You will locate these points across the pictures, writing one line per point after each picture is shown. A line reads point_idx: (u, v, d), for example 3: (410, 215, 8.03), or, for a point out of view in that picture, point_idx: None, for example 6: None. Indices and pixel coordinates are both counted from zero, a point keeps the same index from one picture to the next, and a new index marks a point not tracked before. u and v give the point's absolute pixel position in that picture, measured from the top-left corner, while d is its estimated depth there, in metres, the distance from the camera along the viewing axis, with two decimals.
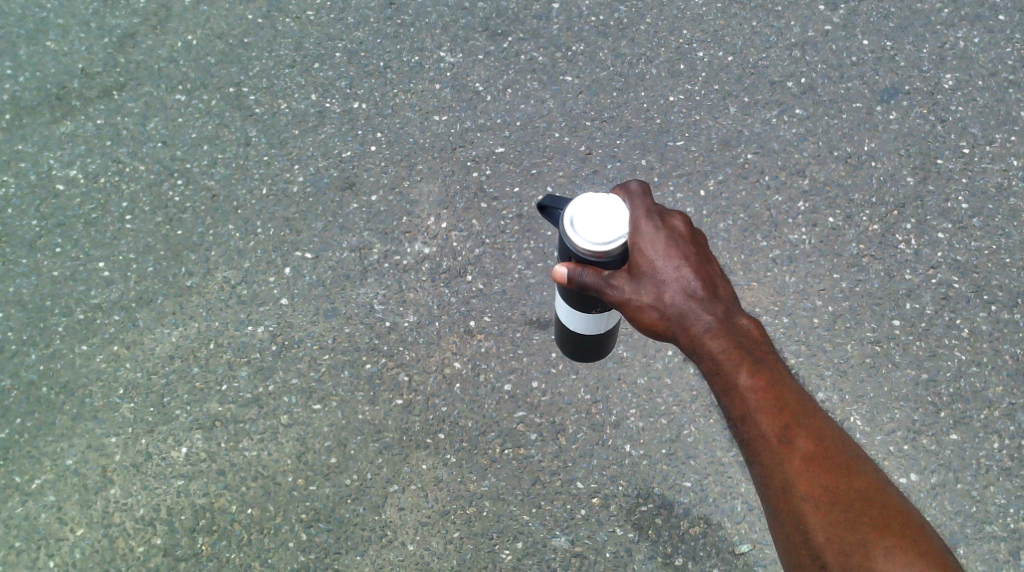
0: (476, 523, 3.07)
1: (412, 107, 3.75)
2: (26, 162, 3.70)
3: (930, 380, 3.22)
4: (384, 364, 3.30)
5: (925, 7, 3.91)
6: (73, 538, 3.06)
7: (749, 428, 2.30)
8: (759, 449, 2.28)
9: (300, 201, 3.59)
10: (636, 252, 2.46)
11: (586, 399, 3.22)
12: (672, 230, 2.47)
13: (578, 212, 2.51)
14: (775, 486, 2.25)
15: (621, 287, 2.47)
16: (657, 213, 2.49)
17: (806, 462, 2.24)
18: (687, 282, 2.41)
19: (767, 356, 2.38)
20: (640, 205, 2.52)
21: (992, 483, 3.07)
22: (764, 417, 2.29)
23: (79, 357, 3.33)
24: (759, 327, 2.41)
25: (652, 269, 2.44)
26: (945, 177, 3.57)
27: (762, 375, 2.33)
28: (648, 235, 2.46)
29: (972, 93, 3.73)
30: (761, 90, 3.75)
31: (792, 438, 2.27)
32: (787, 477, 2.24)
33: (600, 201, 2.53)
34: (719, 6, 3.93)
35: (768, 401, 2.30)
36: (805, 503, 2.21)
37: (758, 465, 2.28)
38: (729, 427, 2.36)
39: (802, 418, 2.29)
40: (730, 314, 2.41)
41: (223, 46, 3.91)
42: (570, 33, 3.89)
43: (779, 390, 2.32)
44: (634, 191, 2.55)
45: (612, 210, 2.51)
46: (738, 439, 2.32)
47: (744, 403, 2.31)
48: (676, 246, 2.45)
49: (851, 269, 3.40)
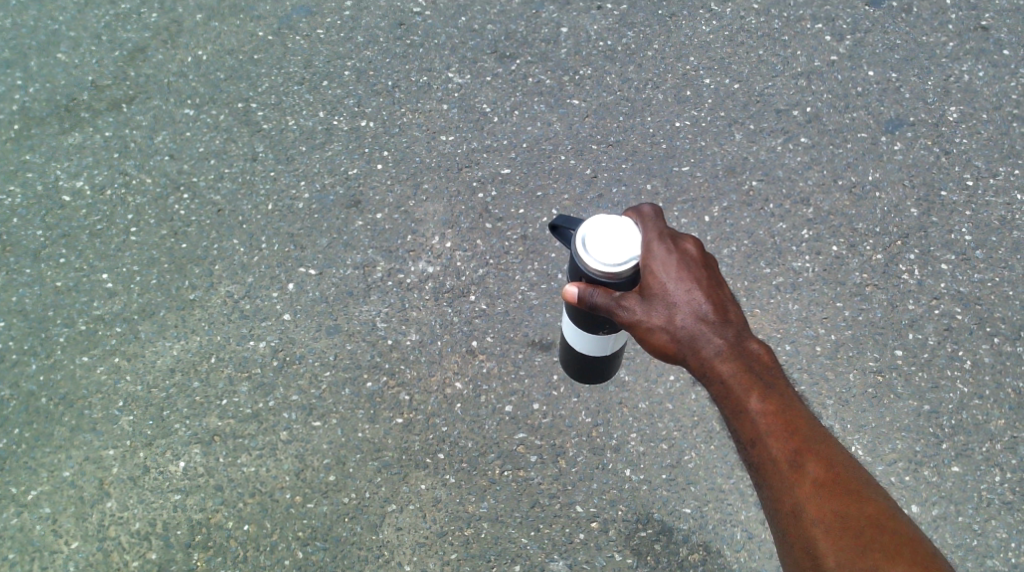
0: (474, 545, 3.04)
1: (419, 126, 3.77)
2: (33, 172, 3.70)
3: (932, 411, 3.21)
4: (385, 383, 3.29)
5: (930, 40, 3.94)
6: (67, 551, 3.03)
7: (759, 452, 2.29)
8: (769, 474, 2.27)
9: (305, 218, 3.59)
10: (648, 274, 2.47)
11: (587, 422, 3.21)
12: (684, 253, 2.48)
13: (591, 233, 2.55)
14: (785, 511, 2.24)
15: (632, 308, 2.47)
16: (669, 236, 2.51)
17: (817, 487, 2.23)
18: (698, 306, 2.41)
19: (777, 380, 2.35)
20: (653, 227, 2.53)
21: (994, 517, 3.05)
22: (774, 441, 2.28)
23: (80, 368, 3.32)
24: (770, 352, 2.39)
25: (663, 292, 2.44)
26: (949, 209, 3.58)
27: (773, 400, 2.31)
28: (660, 257, 2.47)
29: (977, 125, 3.75)
30: (766, 118, 3.77)
31: (802, 463, 2.26)
32: (798, 501, 2.23)
33: (613, 223, 2.56)
34: (726, 35, 3.96)
35: (778, 425, 2.29)
36: (815, 528, 2.20)
37: (768, 489, 2.27)
38: (739, 450, 2.35)
39: (813, 443, 2.28)
40: (741, 338, 2.39)
41: (233, 62, 3.93)
42: (578, 57, 3.92)
43: (789, 414, 2.30)
44: (646, 214, 2.56)
45: (624, 232, 2.54)
46: (748, 462, 2.31)
47: (754, 427, 2.30)
48: (687, 269, 2.46)
49: (854, 297, 3.41)
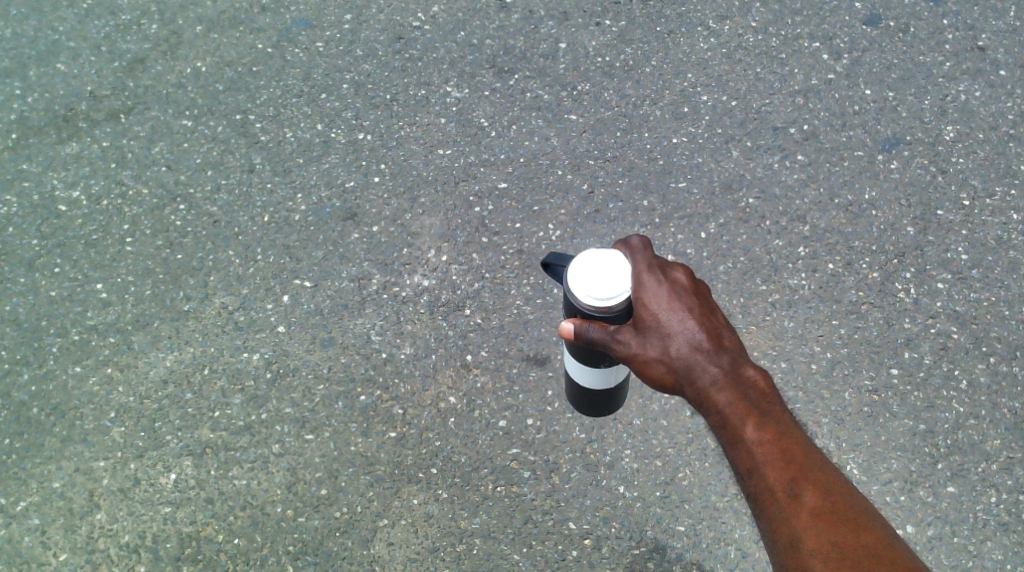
0: (465, 561, 3.02)
1: (417, 140, 3.77)
2: (29, 181, 3.70)
3: (927, 431, 3.20)
4: (379, 397, 3.28)
5: (927, 60, 3.95)
6: (55, 563, 3.01)
7: (756, 482, 2.27)
8: (767, 503, 2.25)
9: (301, 229, 3.59)
10: (640, 307, 2.47)
11: (581, 438, 3.20)
12: (675, 283, 2.48)
13: (580, 269, 2.57)
14: (783, 542, 2.21)
15: (628, 342, 2.47)
16: (658, 266, 2.51)
17: (814, 516, 2.20)
18: (693, 334, 2.40)
19: (774, 408, 2.34)
20: (642, 259, 2.54)
21: (990, 538, 3.03)
22: (770, 471, 2.26)
23: (72, 378, 3.31)
24: (767, 378, 2.38)
25: (656, 323, 2.44)
26: (945, 229, 3.57)
27: (769, 428, 2.30)
28: (651, 290, 2.48)
29: (973, 145, 3.75)
30: (764, 135, 3.77)
31: (799, 492, 2.23)
32: (795, 532, 2.20)
33: (602, 258, 2.58)
34: (724, 52, 3.97)
35: (775, 454, 2.27)
36: (812, 559, 2.17)
37: (766, 519, 2.25)
38: (739, 481, 2.33)
39: (809, 471, 2.25)
40: (736, 365, 2.38)
41: (232, 74, 3.94)
42: (576, 73, 3.92)
43: (786, 442, 2.29)
44: (635, 245, 2.57)
45: (614, 266, 2.56)
46: (747, 493, 2.29)
47: (751, 457, 2.29)
48: (679, 298, 2.45)
49: (850, 315, 3.40)
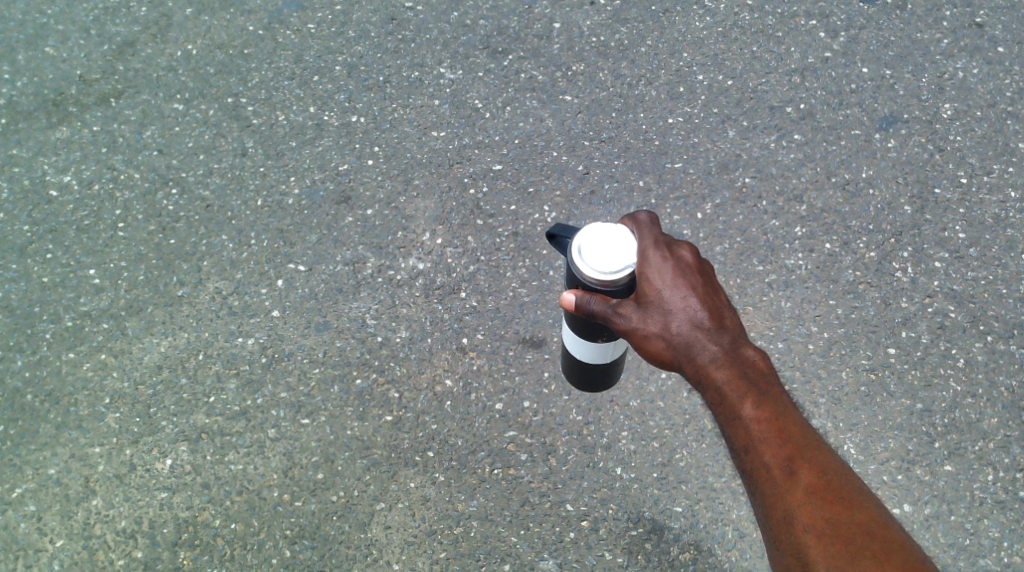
0: (463, 543, 3.02)
1: (410, 122, 3.74)
2: (19, 167, 3.67)
3: (924, 410, 3.19)
4: (375, 380, 3.26)
5: (925, 37, 3.92)
6: (52, 549, 3.01)
7: (752, 459, 2.27)
8: (761, 480, 2.25)
9: (295, 213, 3.57)
10: (643, 282, 2.44)
11: (578, 420, 3.19)
12: (680, 260, 2.46)
13: (587, 241, 2.51)
14: (776, 518, 2.22)
15: (629, 315, 2.45)
16: (665, 242, 2.48)
17: (809, 493, 2.20)
18: (694, 312, 2.40)
19: (772, 388, 2.34)
20: (648, 234, 2.50)
21: (986, 516, 3.03)
22: (766, 448, 2.26)
23: (65, 364, 3.29)
24: (766, 359, 2.37)
25: (658, 298, 2.42)
26: (942, 207, 3.56)
27: (767, 407, 2.30)
28: (656, 265, 2.44)
29: (971, 123, 3.73)
30: (760, 115, 3.75)
31: (795, 470, 2.23)
32: (789, 508, 2.21)
33: (609, 231, 2.52)
34: (720, 31, 3.94)
35: (772, 432, 2.27)
36: (806, 535, 2.17)
37: (760, 495, 2.25)
38: (733, 458, 2.33)
39: (806, 450, 2.25)
40: (736, 344, 2.37)
41: (224, 57, 3.90)
42: (571, 53, 3.89)
43: (783, 422, 2.28)
44: (642, 221, 2.53)
45: (620, 240, 2.50)
46: (741, 469, 2.29)
47: (747, 434, 2.28)
48: (683, 276, 2.44)
49: (847, 295, 3.39)
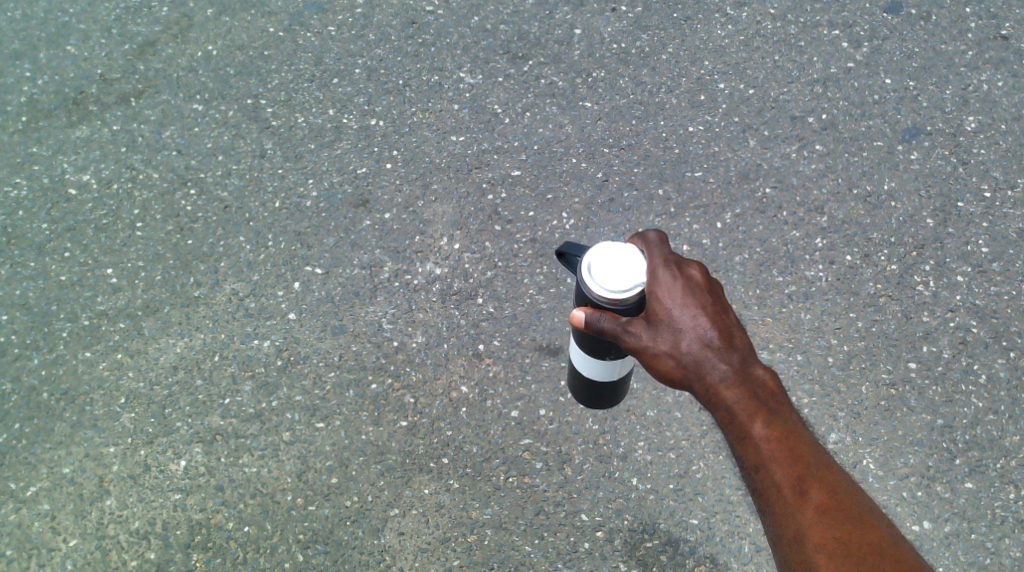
0: (477, 551, 3.00)
1: (430, 126, 3.73)
2: (39, 165, 3.67)
3: (945, 426, 3.16)
4: (390, 385, 3.24)
5: (949, 49, 3.89)
6: (65, 549, 2.99)
7: (763, 477, 2.24)
8: (772, 499, 2.22)
9: (312, 216, 3.55)
10: (653, 300, 2.42)
11: (594, 429, 3.16)
12: (689, 279, 2.42)
13: (596, 259, 2.50)
14: (787, 536, 2.19)
15: (638, 333, 2.41)
16: (674, 261, 2.45)
17: (819, 512, 2.18)
18: (704, 331, 2.36)
19: (782, 406, 2.31)
20: (658, 253, 2.47)
21: (1007, 535, 2.99)
22: (777, 467, 2.23)
23: (81, 364, 3.28)
24: (776, 378, 2.34)
25: (668, 317, 2.39)
26: (966, 221, 3.52)
27: (777, 426, 2.26)
28: (665, 284, 2.41)
29: (995, 136, 3.70)
30: (782, 125, 3.72)
31: (805, 488, 2.20)
32: (800, 527, 2.18)
33: (618, 250, 2.51)
34: (742, 39, 3.91)
35: (782, 451, 2.24)
36: (817, 554, 2.15)
37: (770, 514, 2.22)
38: (742, 476, 2.30)
39: (816, 468, 2.23)
40: (746, 364, 2.34)
41: (244, 58, 3.89)
42: (591, 59, 3.87)
43: (793, 440, 2.25)
44: (651, 240, 2.50)
45: (629, 260, 2.49)
46: (752, 488, 2.26)
47: (757, 453, 2.25)
48: (693, 294, 2.40)
49: (867, 308, 3.35)
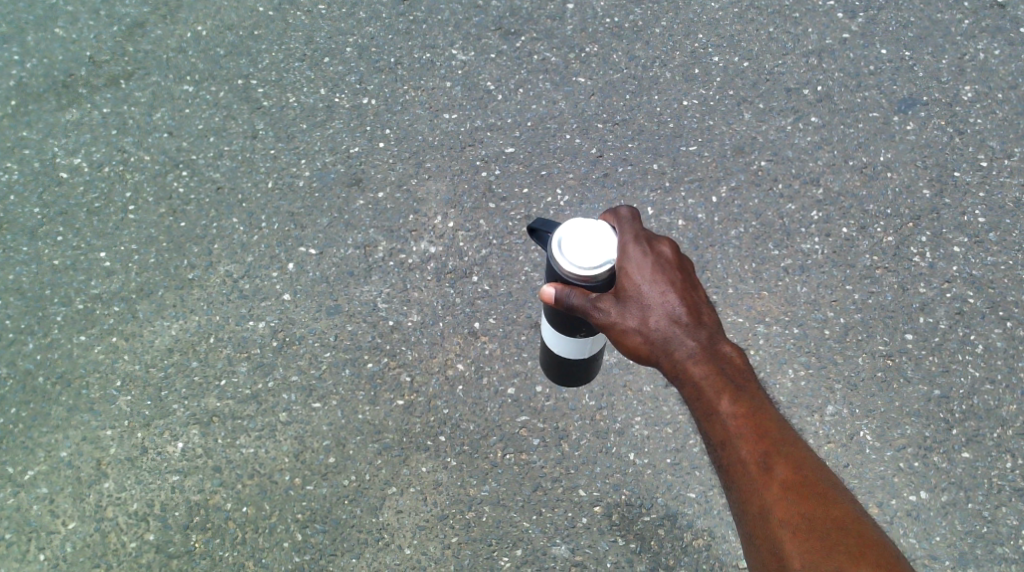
0: (475, 528, 3.00)
1: (422, 104, 3.71)
2: (30, 149, 3.66)
3: (943, 396, 3.15)
4: (386, 364, 3.24)
5: (946, 18, 3.86)
6: (65, 532, 3.00)
7: (728, 454, 2.24)
8: (737, 475, 2.22)
9: (306, 196, 3.54)
10: (623, 276, 2.41)
11: (591, 405, 3.16)
12: (660, 256, 2.42)
13: (567, 235, 2.44)
14: (752, 513, 2.19)
15: (608, 310, 2.41)
16: (645, 238, 2.44)
17: (784, 488, 2.17)
18: (672, 308, 2.37)
19: (749, 384, 2.31)
20: (629, 229, 2.45)
21: (1004, 504, 3.00)
22: (743, 444, 2.23)
23: (77, 347, 3.28)
24: (743, 355, 2.35)
25: (637, 293, 2.39)
26: (962, 191, 3.50)
27: (743, 403, 2.27)
28: (635, 260, 2.40)
29: (992, 105, 3.67)
30: (777, 97, 3.69)
31: (770, 465, 2.20)
32: (765, 502, 2.18)
33: (589, 226, 2.46)
34: (736, 11, 3.88)
35: (748, 428, 2.24)
36: (781, 530, 2.14)
37: (735, 491, 2.22)
38: (708, 454, 2.30)
39: (782, 445, 2.22)
40: (714, 340, 2.35)
41: (233, 38, 3.87)
42: (584, 34, 3.84)
43: (759, 417, 2.26)
44: (623, 216, 2.48)
45: (600, 236, 2.44)
46: (717, 465, 2.26)
47: (723, 430, 2.25)
48: (663, 271, 2.40)
49: (864, 280, 3.34)
